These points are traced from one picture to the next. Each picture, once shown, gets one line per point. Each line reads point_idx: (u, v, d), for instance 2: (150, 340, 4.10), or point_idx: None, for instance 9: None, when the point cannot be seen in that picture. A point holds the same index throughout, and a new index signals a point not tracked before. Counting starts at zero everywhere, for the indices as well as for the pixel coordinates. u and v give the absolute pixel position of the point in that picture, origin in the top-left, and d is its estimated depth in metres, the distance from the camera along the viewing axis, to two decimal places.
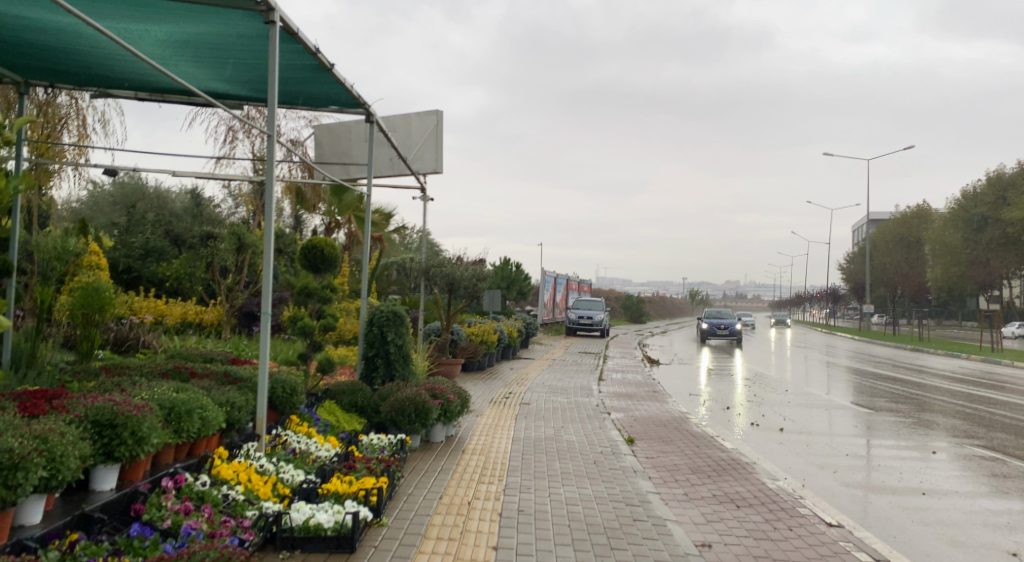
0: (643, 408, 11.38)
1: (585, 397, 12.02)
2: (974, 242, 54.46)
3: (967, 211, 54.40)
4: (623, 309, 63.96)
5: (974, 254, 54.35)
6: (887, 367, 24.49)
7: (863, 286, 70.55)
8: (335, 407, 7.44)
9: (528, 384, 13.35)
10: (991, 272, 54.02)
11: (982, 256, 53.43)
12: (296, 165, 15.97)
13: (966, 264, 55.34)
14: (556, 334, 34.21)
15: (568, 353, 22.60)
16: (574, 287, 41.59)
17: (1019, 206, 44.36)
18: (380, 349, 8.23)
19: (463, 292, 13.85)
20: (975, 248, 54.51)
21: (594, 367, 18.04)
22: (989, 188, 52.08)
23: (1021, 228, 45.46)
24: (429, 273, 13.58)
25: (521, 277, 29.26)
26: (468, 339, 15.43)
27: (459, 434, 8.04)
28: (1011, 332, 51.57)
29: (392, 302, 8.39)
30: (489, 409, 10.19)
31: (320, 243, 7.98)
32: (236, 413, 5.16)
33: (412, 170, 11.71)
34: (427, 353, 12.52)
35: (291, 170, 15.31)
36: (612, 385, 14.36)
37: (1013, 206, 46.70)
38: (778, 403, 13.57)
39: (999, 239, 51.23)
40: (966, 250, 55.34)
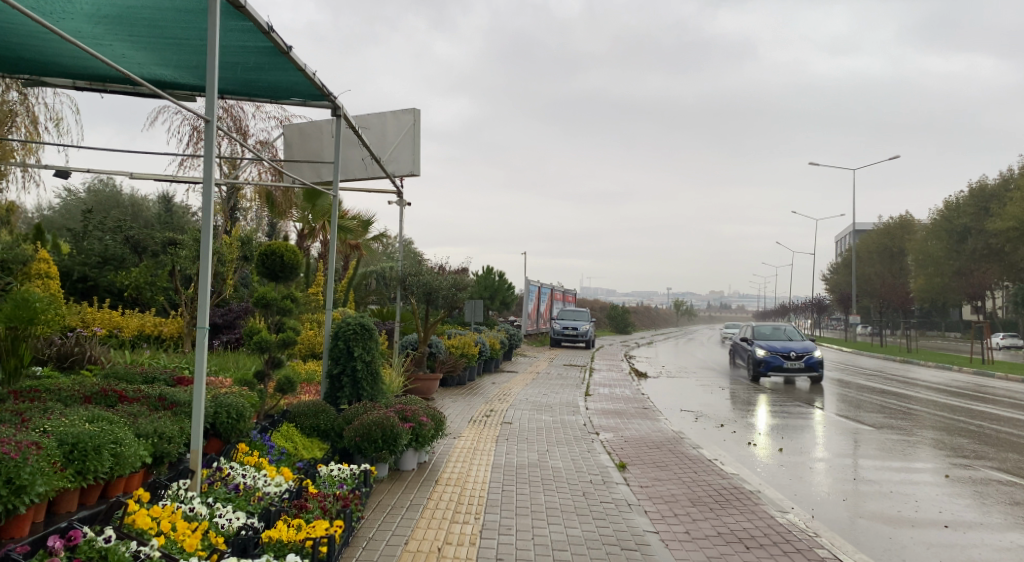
0: (633, 428, 10.68)
1: (571, 415, 11.30)
2: (957, 254, 54.57)
3: (950, 223, 54.53)
4: (608, 320, 63.42)
5: (957, 265, 54.48)
6: (878, 379, 23.98)
7: (847, 297, 70.59)
8: (294, 432, 6.66)
9: (511, 400, 12.64)
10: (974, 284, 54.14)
11: (965, 267, 53.55)
12: (267, 169, 15.21)
13: (950, 276, 55.44)
14: (540, 346, 33.48)
15: (553, 366, 21.90)
16: (558, 297, 40.96)
17: (1002, 217, 44.42)
18: (346, 366, 7.46)
19: (442, 303, 13.12)
20: (957, 259, 54.61)
21: (580, 381, 17.32)
22: (971, 199, 52.26)
23: (1004, 240, 45.54)
24: (406, 283, 12.85)
25: (505, 287, 28.58)
26: (448, 352, 14.68)
27: (433, 461, 7.28)
28: (995, 343, 51.60)
29: (361, 315, 7.66)
30: (467, 430, 9.42)
31: (280, 249, 7.23)
32: (164, 445, 4.37)
33: (387, 173, 11.06)
34: (402, 368, 11.76)
35: (261, 173, 14.54)
36: (599, 401, 13.68)
37: (997, 217, 46.77)
38: (773, 421, 12.94)
39: (981, 250, 51.34)
40: (949, 261, 55.47)
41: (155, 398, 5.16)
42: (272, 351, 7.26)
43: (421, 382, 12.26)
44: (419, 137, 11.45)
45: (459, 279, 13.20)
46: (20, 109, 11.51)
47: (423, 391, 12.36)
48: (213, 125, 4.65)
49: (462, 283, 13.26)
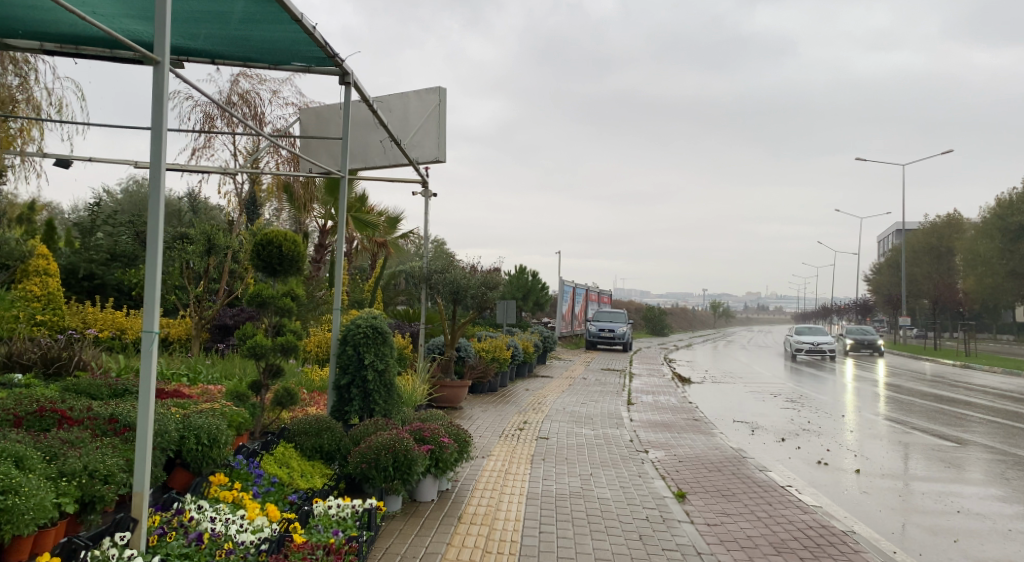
0: (686, 444, 9.42)
1: (614, 429, 10.07)
2: (1011, 253, 51.90)
3: (1003, 221, 51.98)
4: (644, 321, 61.90)
5: (1012, 265, 51.72)
6: (942, 384, 22.21)
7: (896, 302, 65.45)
8: (292, 456, 5.59)
9: (546, 410, 11.48)
10: None
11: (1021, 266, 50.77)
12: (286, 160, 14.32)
13: (1004, 275, 52.66)
14: (574, 349, 32.22)
15: (590, 370, 20.72)
16: (593, 299, 39.62)
17: None
18: (355, 376, 6.37)
19: (471, 302, 12.03)
20: (1011, 259, 51.90)
21: (620, 388, 16.11)
22: None
23: None
24: (431, 281, 11.78)
25: (538, 286, 27.42)
26: (478, 356, 13.62)
27: (457, 489, 6.14)
28: None
29: (374, 317, 6.58)
30: (496, 447, 8.26)
31: (278, 238, 6.19)
32: (93, 486, 3.29)
33: (410, 160, 10.10)
34: (426, 375, 10.73)
35: (280, 165, 13.67)
36: (644, 411, 12.47)
37: None
38: (840, 436, 11.57)
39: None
40: (1003, 260, 52.69)
41: (106, 420, 4.13)
42: (269, 358, 6.22)
43: (448, 389, 11.18)
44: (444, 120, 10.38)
45: (489, 277, 12.10)
46: (21, 95, 10.65)
47: (451, 400, 11.28)
48: (163, 65, 3.68)
49: (493, 281, 12.17)
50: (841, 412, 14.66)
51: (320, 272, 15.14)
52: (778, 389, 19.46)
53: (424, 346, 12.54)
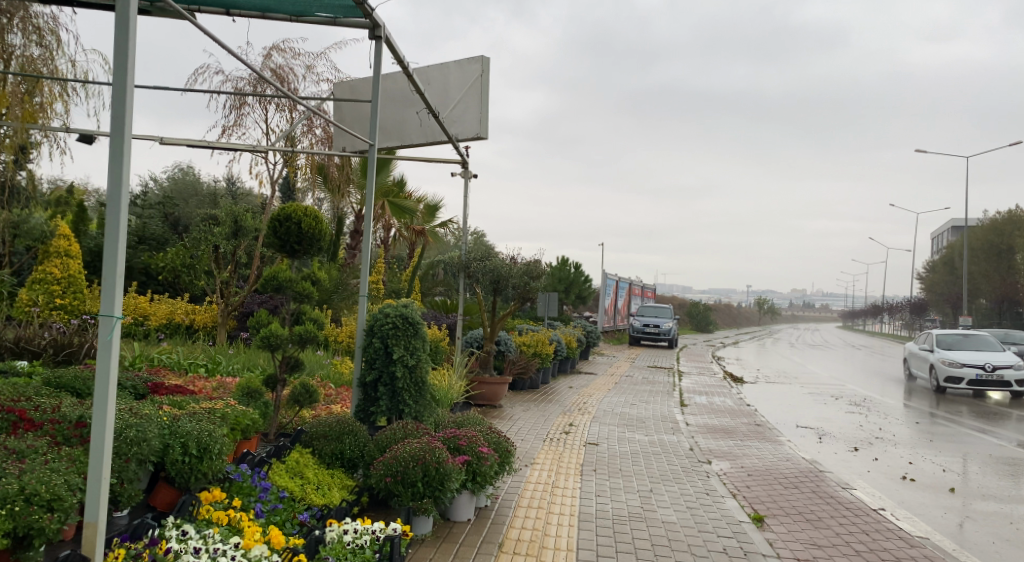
0: (751, 454, 8.40)
1: (670, 435, 9.10)
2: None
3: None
4: (688, 317, 60.38)
5: None
6: None
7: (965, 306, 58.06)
8: (307, 466, 4.82)
9: (593, 412, 10.58)
10: None
11: None
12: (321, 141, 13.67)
13: None
14: (617, 344, 31.17)
15: (636, 367, 19.73)
16: (637, 293, 38.47)
17: None
18: (382, 372, 5.57)
19: (512, 293, 11.13)
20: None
21: (669, 387, 15.13)
22: None
23: None
24: (470, 270, 10.92)
25: (581, 279, 26.47)
26: (519, 351, 12.79)
27: (497, 506, 5.29)
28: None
29: (406, 305, 5.76)
30: (540, 454, 7.39)
31: (296, 213, 5.41)
32: (25, 518, 2.54)
33: (449, 136, 9.25)
34: (463, 371, 9.93)
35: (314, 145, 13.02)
36: (698, 414, 11.48)
37: None
38: (920, 446, 10.39)
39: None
40: None
41: (72, 423, 3.42)
42: (286, 350, 5.48)
43: (487, 387, 10.37)
44: (486, 90, 9.45)
45: (531, 266, 11.22)
46: (45, 67, 10.13)
47: (491, 398, 10.46)
48: None
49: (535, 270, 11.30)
50: (914, 420, 13.42)
51: (355, 260, 14.51)
52: (839, 392, 18.16)
53: (461, 339, 11.74)
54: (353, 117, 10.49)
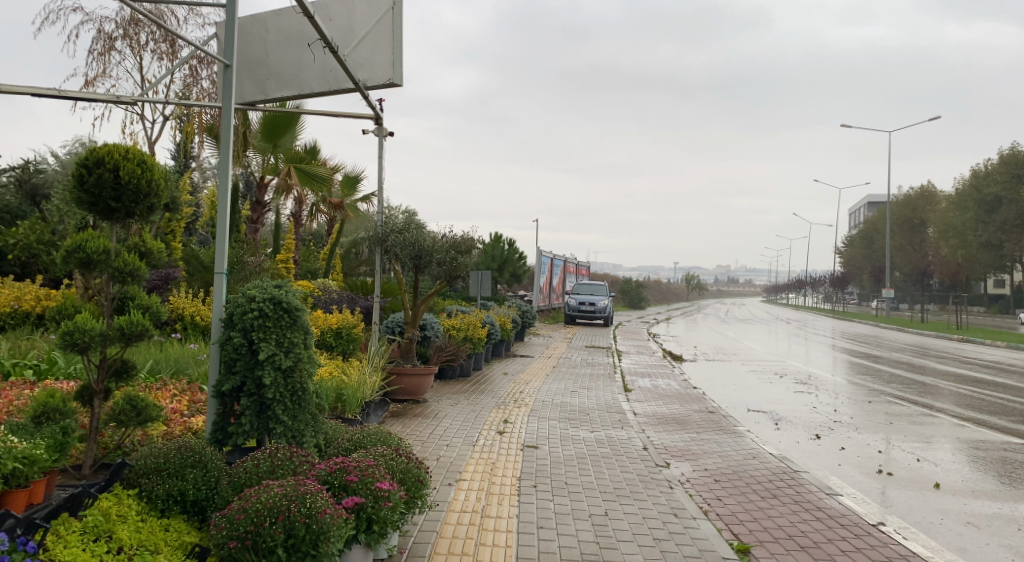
0: (713, 451, 7.31)
1: (618, 429, 7.93)
2: (986, 224, 52.70)
3: (979, 192, 52.84)
4: (621, 294, 60.27)
5: (986, 236, 52.37)
6: (949, 365, 20.85)
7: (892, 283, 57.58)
8: (123, 523, 3.29)
9: (530, 404, 9.32)
10: (1005, 255, 52.02)
11: (996, 237, 51.45)
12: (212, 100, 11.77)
13: (979, 248, 53.31)
14: (553, 323, 30.20)
15: (574, 348, 18.67)
16: (572, 271, 37.60)
17: None
18: (244, 377, 4.05)
19: (436, 270, 9.30)
20: (985, 229, 52.76)
21: (611, 370, 14.08)
22: (1004, 165, 49.85)
23: None
24: (386, 246, 9.18)
25: (515, 256, 25.19)
26: (447, 335, 11.41)
27: (406, 558, 3.87)
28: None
29: (278, 287, 4.25)
30: (469, 466, 6.05)
31: (111, 157, 3.80)
32: None
33: (356, 81, 7.65)
34: (378, 362, 8.49)
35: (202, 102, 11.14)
36: (646, 401, 10.40)
37: None
38: (882, 432, 9.62)
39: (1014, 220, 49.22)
40: (976, 232, 53.44)
41: None
42: (105, 350, 3.88)
43: (410, 378, 8.95)
44: (397, 27, 7.98)
45: (457, 240, 9.50)
46: None
47: (413, 392, 9.03)
48: None
49: (465, 243, 9.61)
50: (865, 401, 12.80)
51: (259, 236, 12.75)
52: (781, 370, 17.66)
53: (381, 324, 10.18)
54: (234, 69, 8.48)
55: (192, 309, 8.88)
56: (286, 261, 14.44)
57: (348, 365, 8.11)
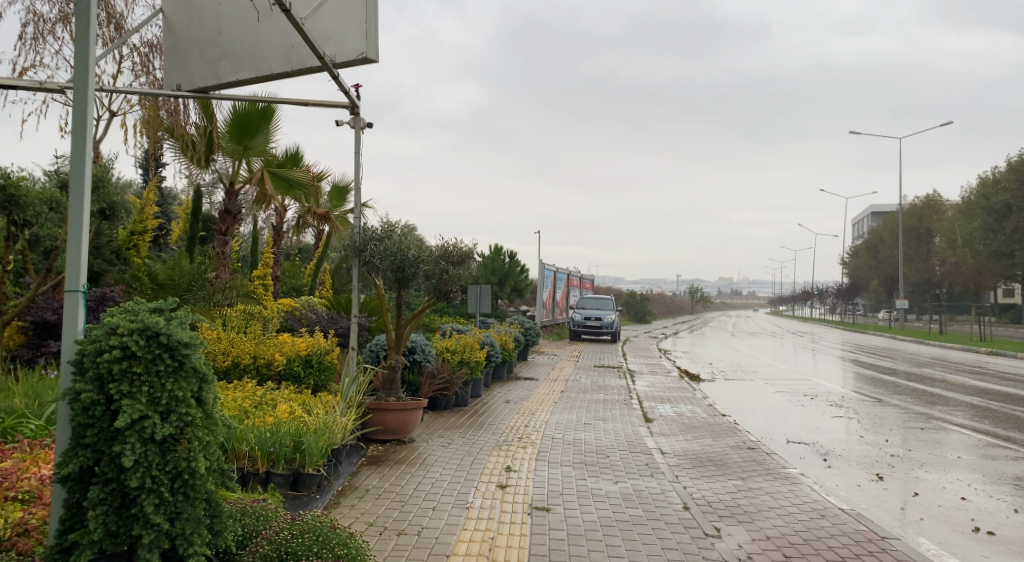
0: (768, 508, 5.84)
1: (646, 479, 6.48)
2: (995, 233, 50.98)
3: (988, 201, 51.18)
4: (626, 308, 58.81)
5: (996, 244, 51.01)
6: (985, 379, 19.27)
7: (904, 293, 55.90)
8: None
9: (538, 443, 7.85)
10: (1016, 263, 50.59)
11: (1006, 246, 50.09)
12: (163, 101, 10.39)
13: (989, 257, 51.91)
14: (558, 340, 28.74)
15: (583, 369, 17.21)
16: (576, 285, 36.19)
17: None
18: (99, 455, 2.62)
19: (423, 285, 7.91)
20: (995, 238, 51.28)
21: (627, 395, 12.60)
22: (1011, 173, 48.62)
23: None
24: (364, 260, 7.71)
25: (517, 269, 23.73)
26: (440, 360, 9.99)
27: None
28: None
29: (160, 312, 2.83)
30: (460, 543, 4.60)
31: None
32: None
33: (321, 54, 6.19)
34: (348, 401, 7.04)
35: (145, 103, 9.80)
36: (673, 436, 8.93)
37: None
38: (954, 471, 8.12)
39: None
40: (985, 241, 52.07)
41: None
42: None
43: (393, 416, 7.50)
44: None
45: (448, 250, 8.06)
46: None
47: (397, 431, 7.59)
48: None
49: (459, 252, 8.17)
50: (916, 427, 11.27)
51: (229, 249, 11.27)
52: (809, 390, 16.11)
53: (363, 350, 8.78)
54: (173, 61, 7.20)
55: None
56: (262, 276, 13.04)
57: (309, 406, 6.65)
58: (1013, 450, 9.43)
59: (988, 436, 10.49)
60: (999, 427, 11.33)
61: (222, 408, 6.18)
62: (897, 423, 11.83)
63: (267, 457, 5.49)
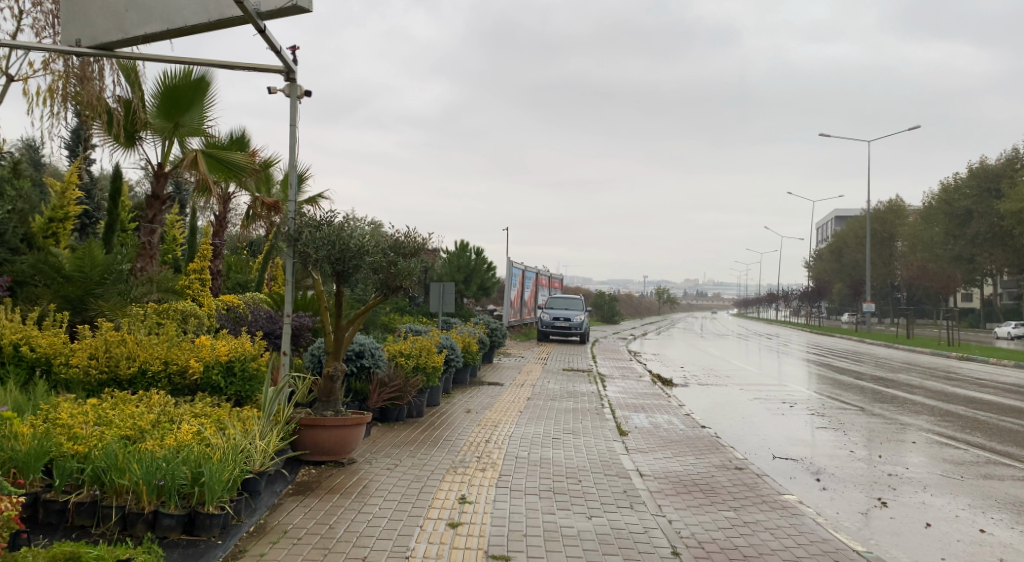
0: (771, 550, 4.87)
1: (624, 512, 5.47)
2: (956, 237, 51.53)
3: (949, 206, 51.73)
4: (596, 308, 58.18)
5: (956, 250, 51.60)
6: (961, 386, 18.81)
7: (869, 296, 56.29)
8: None
9: (499, 464, 6.80)
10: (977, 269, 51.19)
11: (967, 251, 50.69)
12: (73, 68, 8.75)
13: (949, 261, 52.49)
14: (526, 341, 27.78)
15: (551, 372, 16.25)
16: (545, 284, 35.26)
17: (1013, 197, 40.35)
18: None
19: (368, 280, 6.83)
20: (956, 244, 51.89)
21: (599, 403, 11.66)
22: (972, 179, 49.15)
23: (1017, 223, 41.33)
24: (297, 250, 6.60)
25: (484, 266, 22.64)
26: (391, 365, 8.92)
27: None
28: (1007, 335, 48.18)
29: None
30: None
31: None
32: None
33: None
34: (271, 418, 5.95)
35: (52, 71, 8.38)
36: (651, 453, 7.97)
37: (1007, 197, 43.13)
38: (960, 495, 7.31)
39: (984, 234, 48.04)
40: (947, 246, 52.64)
41: None
42: None
43: (329, 433, 6.40)
44: None
45: (400, 240, 6.99)
46: None
47: (333, 451, 6.49)
48: None
49: (412, 244, 7.12)
50: (906, 441, 10.51)
51: (157, 239, 9.95)
52: (788, 398, 15.36)
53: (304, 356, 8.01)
54: (66, 9, 6.26)
55: (17, 336, 6.42)
56: (199, 270, 11.81)
57: (218, 426, 5.51)
58: (1014, 468, 8.69)
59: (983, 451, 9.77)
60: (990, 440, 10.65)
61: (108, 427, 5.04)
62: (884, 435, 11.08)
63: (158, 492, 4.33)
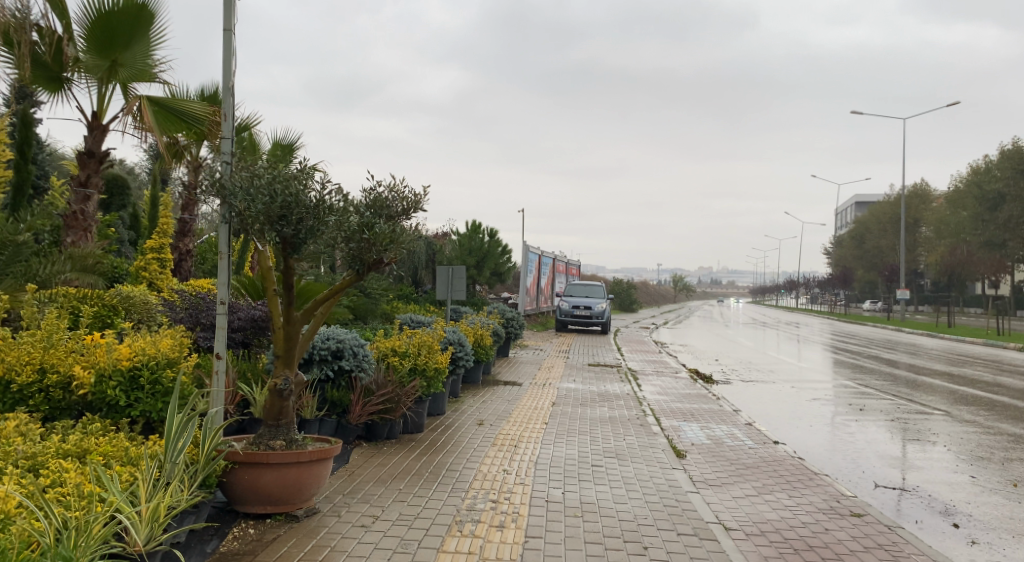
0: None
1: None
2: (987, 222, 48.61)
3: (979, 189, 48.77)
4: (612, 297, 55.99)
5: (988, 234, 48.66)
6: None
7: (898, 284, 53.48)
8: None
9: (523, 516, 4.73)
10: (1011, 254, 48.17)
11: (999, 236, 47.69)
12: None
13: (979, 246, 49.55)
14: (543, 332, 25.71)
15: (577, 369, 14.15)
16: (563, 270, 33.14)
17: None
18: None
19: (332, 250, 4.75)
20: (986, 228, 48.89)
21: (640, 409, 9.55)
22: (1005, 160, 46.10)
23: None
24: (227, 207, 4.54)
25: (498, 249, 20.51)
26: (381, 367, 6.87)
27: None
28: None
29: None
30: None
31: None
32: None
33: None
34: (174, 456, 3.91)
35: None
36: (728, 489, 5.86)
37: None
38: None
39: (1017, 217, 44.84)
40: (978, 230, 49.64)
41: None
42: None
43: (274, 475, 4.36)
44: None
45: (379, 197, 4.89)
46: None
47: (280, 500, 4.45)
48: None
49: (398, 204, 5.01)
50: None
51: (94, 207, 8.04)
52: (852, 399, 13.14)
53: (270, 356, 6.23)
54: None
55: None
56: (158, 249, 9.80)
57: (78, 473, 3.48)
58: None
59: None
60: None
61: None
62: (993, 452, 8.83)
63: None
